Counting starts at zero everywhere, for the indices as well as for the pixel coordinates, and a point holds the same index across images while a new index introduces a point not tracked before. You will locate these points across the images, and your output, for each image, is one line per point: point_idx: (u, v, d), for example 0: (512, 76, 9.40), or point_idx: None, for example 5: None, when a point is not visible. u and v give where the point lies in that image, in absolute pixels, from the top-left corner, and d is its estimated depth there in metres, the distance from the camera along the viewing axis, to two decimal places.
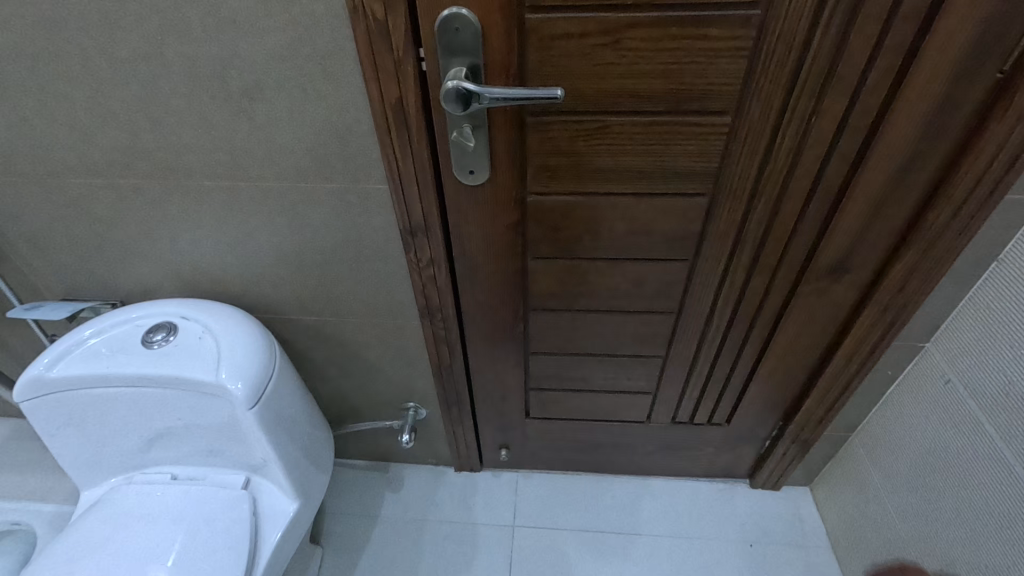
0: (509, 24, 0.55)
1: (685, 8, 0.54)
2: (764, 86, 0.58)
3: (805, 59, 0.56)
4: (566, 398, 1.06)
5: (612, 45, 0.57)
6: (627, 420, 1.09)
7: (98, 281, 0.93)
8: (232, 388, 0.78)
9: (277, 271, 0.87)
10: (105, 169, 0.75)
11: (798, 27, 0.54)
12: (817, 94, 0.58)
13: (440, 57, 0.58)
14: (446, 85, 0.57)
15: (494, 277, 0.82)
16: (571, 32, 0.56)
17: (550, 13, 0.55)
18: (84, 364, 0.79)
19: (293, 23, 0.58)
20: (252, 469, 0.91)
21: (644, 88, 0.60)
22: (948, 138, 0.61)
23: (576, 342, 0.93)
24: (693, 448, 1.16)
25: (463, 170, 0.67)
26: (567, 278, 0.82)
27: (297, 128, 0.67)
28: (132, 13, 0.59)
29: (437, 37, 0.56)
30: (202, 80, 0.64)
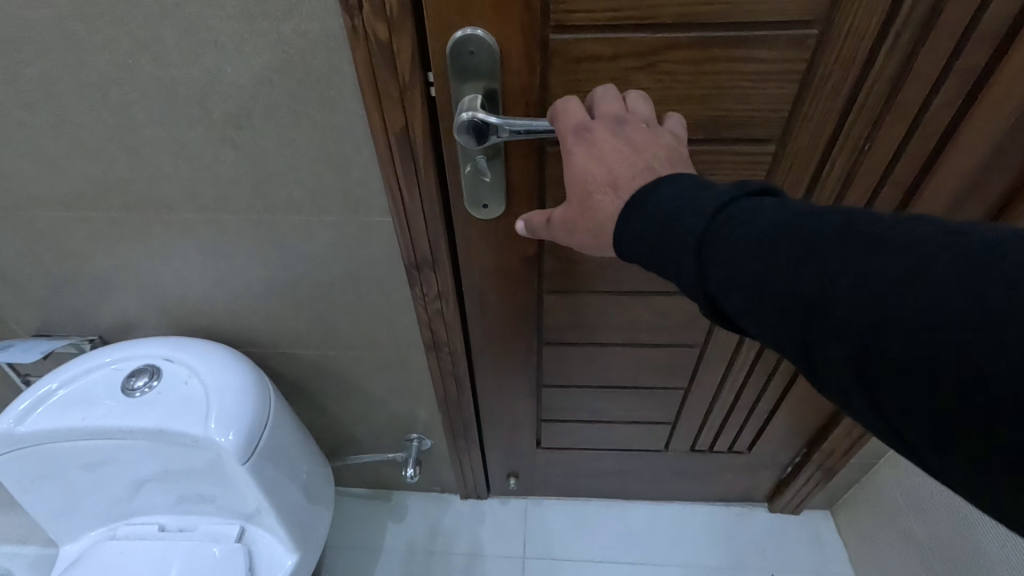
0: (533, 46, 0.49)
1: (733, 27, 0.47)
2: (815, 112, 0.52)
3: (864, 82, 0.50)
4: (581, 428, 1.00)
5: (647, 69, 0.50)
6: (644, 449, 1.04)
7: (73, 316, 0.86)
8: (221, 440, 0.71)
9: (269, 305, 0.80)
10: (75, 202, 0.67)
11: (859, 48, 0.48)
12: (873, 121, 0.52)
13: (452, 83, 0.51)
14: (460, 116, 0.50)
15: (506, 312, 0.76)
16: (602, 55, 0.49)
17: (578, 33, 0.48)
18: (55, 418, 0.71)
19: (283, 44, 0.51)
20: (245, 519, 0.85)
21: (681, 116, 0.53)
22: (1013, 169, 0.55)
23: (593, 374, 0.87)
24: (711, 474, 1.11)
25: (476, 204, 0.61)
26: (586, 311, 0.76)
27: (290, 157, 0.61)
28: (96, 34, 0.51)
29: (450, 61, 0.50)
30: (182, 107, 0.57)
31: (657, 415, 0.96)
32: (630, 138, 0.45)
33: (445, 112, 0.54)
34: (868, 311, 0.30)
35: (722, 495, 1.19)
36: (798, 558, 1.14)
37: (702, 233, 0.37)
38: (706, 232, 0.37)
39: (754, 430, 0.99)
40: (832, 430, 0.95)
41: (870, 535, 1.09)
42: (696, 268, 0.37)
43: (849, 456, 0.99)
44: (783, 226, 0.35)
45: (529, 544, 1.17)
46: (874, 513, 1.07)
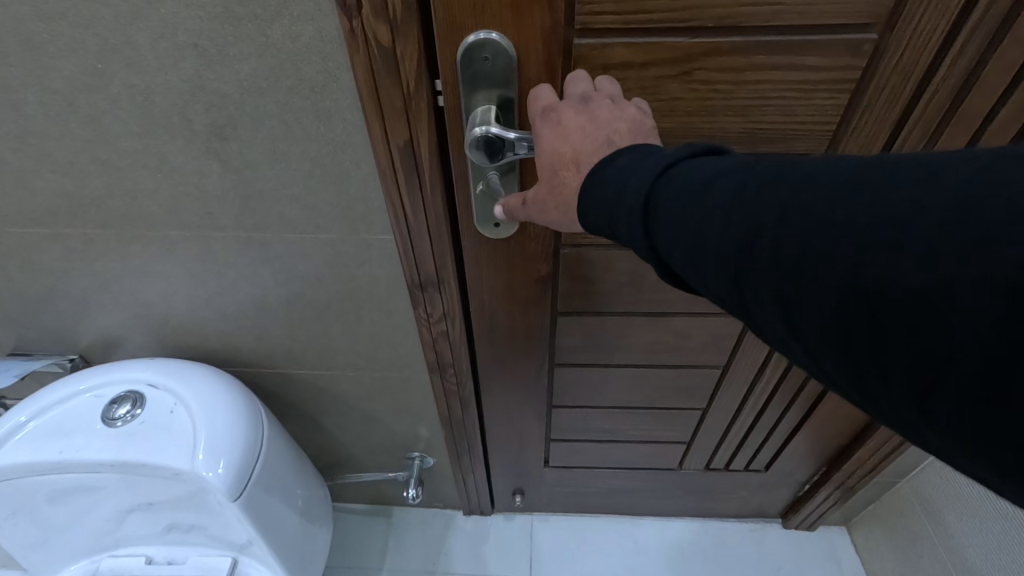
0: (555, 51, 0.43)
1: (781, 31, 0.42)
2: (866, 124, 0.47)
3: (923, 91, 0.45)
4: (592, 447, 0.95)
5: (681, 77, 0.45)
6: (657, 467, 1.00)
7: (50, 335, 0.80)
8: (209, 474, 0.66)
9: (262, 324, 0.75)
10: (48, 219, 0.62)
11: (921, 55, 0.43)
12: (930, 135, 0.47)
13: (462, 93, 0.46)
14: (473, 131, 0.45)
15: (515, 333, 0.71)
16: (631, 61, 0.44)
17: (606, 37, 0.43)
18: (24, 454, 0.66)
19: (272, 48, 0.45)
20: (237, 550, 0.80)
21: (716, 129, 0.48)
22: None
23: (607, 394, 0.82)
24: (725, 491, 1.07)
25: (487, 222, 0.55)
26: (602, 333, 0.71)
27: (283, 171, 0.55)
28: (61, 37, 0.46)
29: (460, 68, 0.44)
30: (161, 118, 0.51)
31: (672, 435, 0.91)
32: (596, 114, 0.41)
33: (455, 124, 0.48)
34: (798, 243, 0.28)
35: (735, 511, 1.15)
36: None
37: (647, 191, 0.35)
38: (651, 190, 0.35)
39: (773, 449, 0.95)
40: (854, 450, 0.91)
41: (889, 554, 1.05)
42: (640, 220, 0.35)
43: (871, 476, 0.95)
44: (719, 175, 0.33)
45: (535, 564, 1.13)
46: (893, 530, 1.03)
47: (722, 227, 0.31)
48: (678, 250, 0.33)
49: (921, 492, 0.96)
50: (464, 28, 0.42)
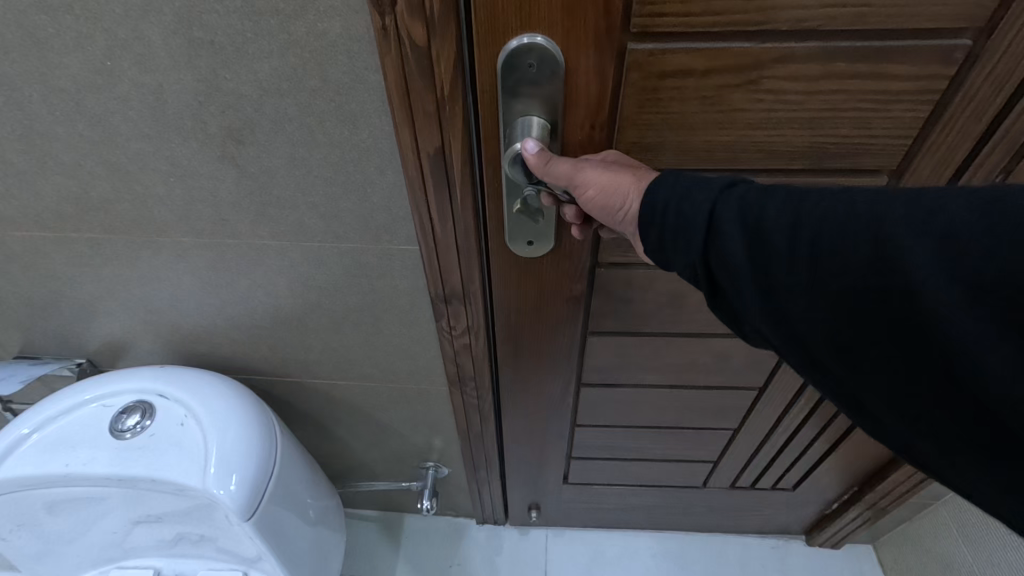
0: (606, 58, 0.40)
1: (860, 37, 0.39)
2: (947, 139, 0.44)
3: (1014, 103, 0.42)
4: (613, 462, 0.91)
5: (745, 87, 0.41)
6: (679, 483, 0.97)
7: (56, 338, 0.77)
8: (220, 492, 0.63)
9: (275, 333, 0.72)
10: (53, 222, 0.58)
11: (1018, 63, 0.40)
12: (1016, 151, 0.44)
13: (501, 100, 0.42)
14: (512, 148, 0.43)
15: (539, 351, 0.67)
16: (692, 68, 0.40)
17: (666, 41, 0.39)
18: (26, 468, 0.63)
19: (295, 46, 0.42)
20: (247, 564, 0.77)
21: (780, 143, 0.45)
22: None
23: (633, 410, 0.79)
24: (748, 507, 1.04)
25: (520, 241, 0.52)
26: (633, 351, 0.68)
27: (303, 178, 0.51)
28: (66, 31, 0.42)
29: (501, 73, 0.41)
30: (174, 120, 0.47)
31: (699, 451, 0.88)
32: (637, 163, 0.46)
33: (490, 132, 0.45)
34: (846, 251, 0.33)
35: (758, 527, 1.11)
36: None
37: (711, 194, 0.36)
38: (714, 195, 0.36)
39: (803, 469, 0.92)
40: (890, 472, 0.87)
41: None
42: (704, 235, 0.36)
43: (905, 499, 0.91)
44: (771, 190, 0.35)
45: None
46: (924, 553, 1.00)
47: (779, 225, 0.34)
48: (734, 247, 0.35)
49: (956, 516, 0.92)
50: (508, 29, 0.39)
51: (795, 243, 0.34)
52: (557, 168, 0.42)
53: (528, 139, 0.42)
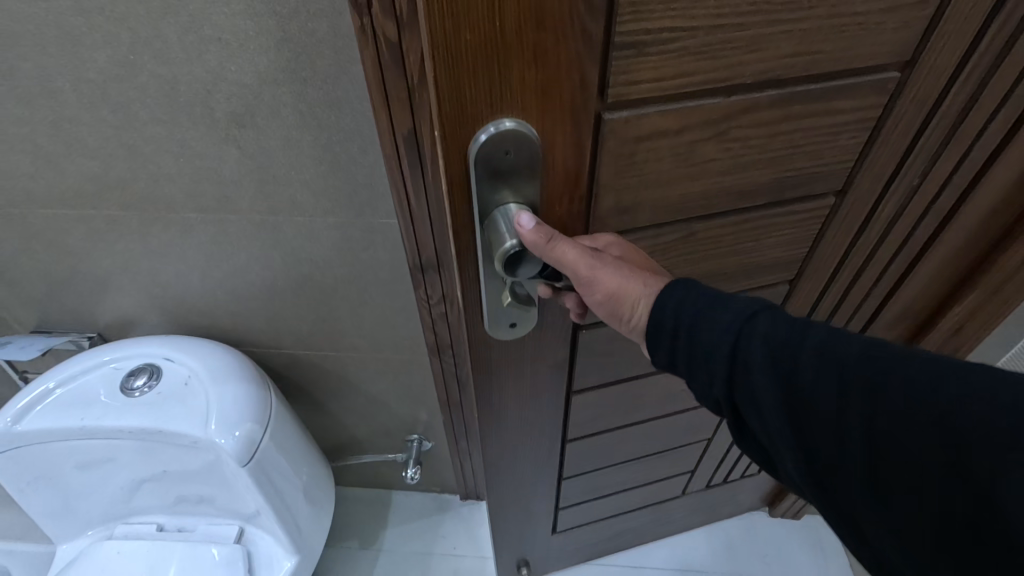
0: (583, 127, 0.40)
1: (814, 80, 0.44)
2: (882, 156, 0.52)
3: (933, 117, 0.50)
4: (596, 497, 0.98)
5: (715, 138, 0.45)
6: (664, 498, 1.08)
7: (71, 314, 0.84)
8: (222, 440, 0.71)
9: (269, 305, 0.79)
10: (76, 200, 0.66)
11: (933, 86, 0.47)
12: (932, 156, 0.54)
13: (474, 188, 0.40)
14: (503, 243, 0.41)
15: (529, 423, 0.70)
16: (665, 129, 0.43)
17: (637, 108, 0.41)
18: (48, 422, 0.70)
19: (288, 42, 0.50)
20: (244, 519, 0.84)
21: (746, 181, 0.50)
22: None
23: (619, 445, 0.87)
24: (718, 488, 1.10)
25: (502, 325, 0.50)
26: (621, 395, 0.76)
27: (296, 159, 0.59)
28: (98, 30, 0.50)
29: (472, 162, 0.38)
30: (184, 106, 0.55)
31: (675, 454, 0.95)
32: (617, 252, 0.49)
33: (461, 221, 0.42)
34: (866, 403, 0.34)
35: (726, 506, 1.18)
36: (800, 562, 1.20)
37: (736, 323, 0.40)
38: (740, 323, 0.40)
39: None
40: None
41: None
42: (729, 361, 0.40)
43: None
44: (803, 331, 0.38)
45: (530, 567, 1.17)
46: None
47: (809, 371, 0.37)
48: (759, 382, 0.39)
49: None
50: (479, 115, 0.37)
51: (824, 395, 0.36)
52: (560, 249, 0.42)
53: (523, 213, 0.41)
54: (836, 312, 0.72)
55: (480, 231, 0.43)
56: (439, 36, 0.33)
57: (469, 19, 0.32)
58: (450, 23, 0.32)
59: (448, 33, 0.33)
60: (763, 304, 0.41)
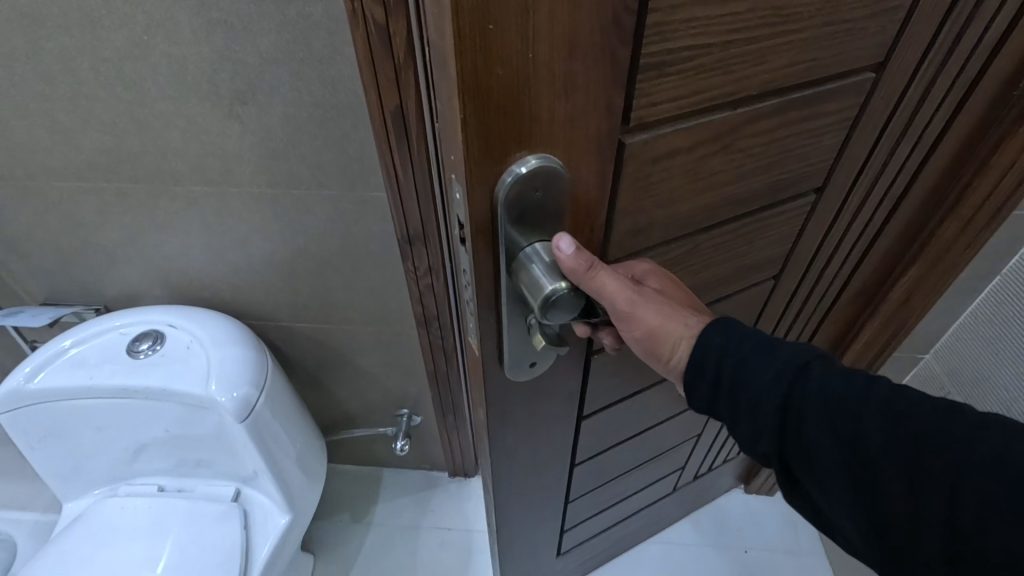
0: (607, 156, 0.37)
1: (807, 86, 0.44)
2: (855, 151, 0.54)
3: (896, 111, 0.53)
4: (599, 511, 0.99)
5: (725, 152, 0.44)
6: (658, 498, 1.12)
7: (79, 287, 0.89)
8: (223, 398, 0.76)
9: (267, 277, 0.85)
10: (88, 173, 0.71)
11: (897, 82, 0.50)
12: (891, 147, 0.56)
13: (501, 231, 0.36)
14: (540, 289, 0.38)
15: (540, 454, 0.68)
16: (680, 148, 0.41)
17: (656, 128, 0.38)
18: (61, 380, 0.76)
19: (287, 25, 0.56)
20: (241, 480, 0.89)
21: (745, 188, 0.49)
22: (987, 167, 0.62)
23: (624, 458, 0.88)
24: (702, 474, 1.15)
25: (521, 364, 0.47)
26: (631, 410, 0.76)
27: (293, 133, 0.65)
28: (116, 13, 0.56)
29: (501, 206, 0.35)
30: (192, 83, 0.61)
31: (668, 456, 0.98)
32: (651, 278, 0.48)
33: (483, 267, 0.39)
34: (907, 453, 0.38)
35: (708, 489, 1.22)
36: (774, 537, 1.26)
37: (786, 372, 0.43)
38: (791, 371, 0.43)
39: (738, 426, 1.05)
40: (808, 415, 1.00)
41: None
42: (779, 406, 0.43)
43: None
44: (851, 383, 0.41)
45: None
46: None
47: (855, 419, 0.40)
48: (815, 438, 0.42)
49: None
50: (507, 154, 0.33)
51: (881, 452, 0.39)
52: (605, 282, 0.40)
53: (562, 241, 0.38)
54: (808, 297, 0.75)
55: (505, 276, 0.40)
56: (471, 75, 0.29)
57: (502, 55, 0.29)
58: (483, 60, 0.29)
59: (480, 71, 0.29)
60: (814, 354, 0.44)
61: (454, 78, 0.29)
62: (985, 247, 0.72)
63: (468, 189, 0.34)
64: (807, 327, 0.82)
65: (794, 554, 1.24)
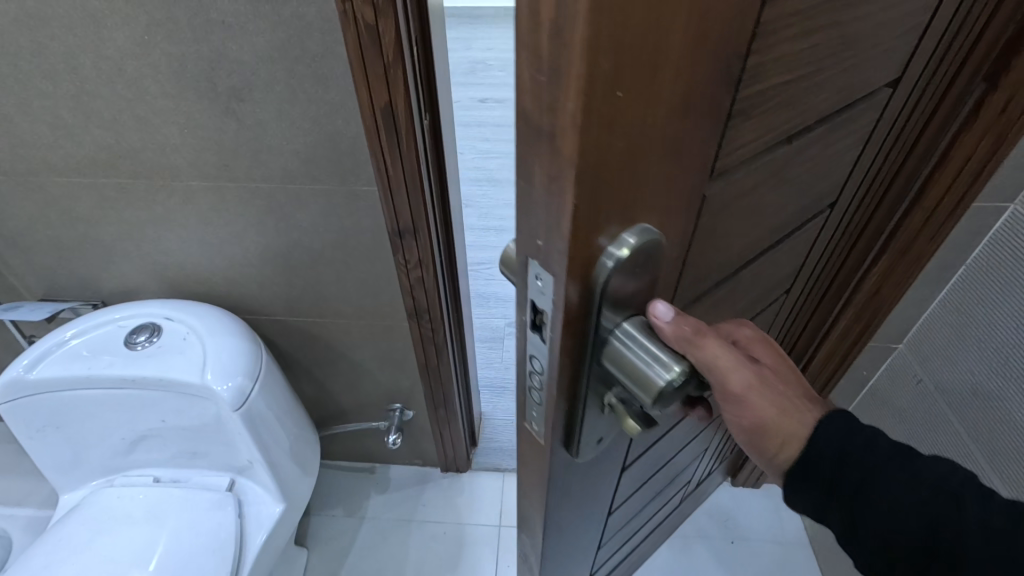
0: (686, 208, 0.36)
1: (838, 111, 0.44)
2: (858, 162, 0.55)
3: (891, 121, 0.54)
4: (623, 542, 0.95)
5: (769, 185, 0.43)
6: (668, 515, 1.11)
7: (78, 283, 0.91)
8: (219, 388, 0.78)
9: (262, 271, 0.87)
10: (88, 168, 0.74)
11: (897, 94, 0.51)
12: (881, 154, 0.58)
13: (595, 313, 0.34)
14: (650, 381, 0.34)
15: (588, 508, 0.62)
16: (738, 186, 0.39)
17: (725, 171, 0.37)
18: (59, 370, 0.78)
19: (282, 25, 0.59)
20: (236, 471, 0.91)
21: (779, 217, 0.49)
22: (952, 167, 0.66)
23: (651, 489, 0.85)
24: (704, 480, 1.15)
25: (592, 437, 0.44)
26: (663, 446, 0.73)
27: (287, 130, 0.68)
28: (119, 13, 0.58)
29: (598, 287, 0.32)
30: (190, 81, 0.64)
31: (682, 474, 0.97)
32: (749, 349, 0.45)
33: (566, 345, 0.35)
34: None
35: (705, 492, 1.22)
36: (760, 529, 1.29)
37: (929, 493, 0.40)
38: (934, 492, 0.40)
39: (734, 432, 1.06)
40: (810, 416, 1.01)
41: None
42: (925, 534, 0.39)
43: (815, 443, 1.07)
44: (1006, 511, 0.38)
45: (504, 535, 1.22)
46: None
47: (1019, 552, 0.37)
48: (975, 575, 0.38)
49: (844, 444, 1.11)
50: (611, 226, 0.31)
51: None
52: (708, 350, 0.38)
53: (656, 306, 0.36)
54: (800, 301, 0.77)
55: (594, 358, 0.37)
56: (589, 151, 0.26)
57: (621, 126, 0.26)
58: (603, 134, 0.26)
59: (597, 150, 0.26)
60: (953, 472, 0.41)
61: (568, 162, 0.26)
62: (948, 238, 0.75)
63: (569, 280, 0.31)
64: (795, 326, 0.84)
65: (779, 544, 1.26)
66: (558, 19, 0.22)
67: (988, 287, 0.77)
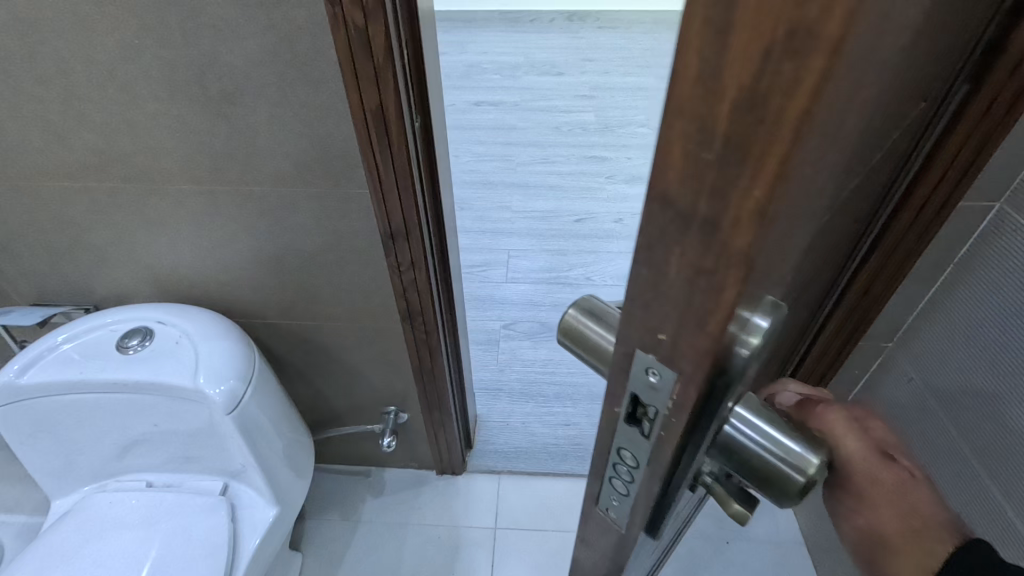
0: (801, 265, 0.29)
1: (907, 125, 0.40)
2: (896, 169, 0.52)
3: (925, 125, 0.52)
4: None
5: (852, 210, 0.38)
6: None
7: (69, 287, 0.91)
8: (212, 391, 0.78)
9: (255, 274, 0.87)
10: (79, 172, 0.74)
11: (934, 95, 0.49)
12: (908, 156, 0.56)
13: (721, 410, 0.27)
14: (789, 476, 0.31)
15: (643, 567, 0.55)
16: (837, 216, 0.33)
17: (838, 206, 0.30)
18: (51, 375, 0.77)
19: (272, 28, 0.59)
20: (230, 475, 0.91)
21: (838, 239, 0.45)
22: (946, 165, 0.66)
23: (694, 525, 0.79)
24: None
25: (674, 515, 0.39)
26: None
27: (279, 133, 0.68)
28: (109, 17, 0.59)
29: (732, 385, 0.25)
30: (180, 84, 0.64)
31: None
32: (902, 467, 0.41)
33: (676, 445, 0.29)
34: None
35: None
36: (754, 529, 1.29)
37: None
38: None
39: None
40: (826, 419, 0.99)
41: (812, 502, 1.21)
42: None
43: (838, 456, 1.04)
44: None
45: (500, 537, 1.22)
46: None
47: None
48: None
49: None
50: (757, 314, 0.23)
51: None
52: (831, 420, 0.40)
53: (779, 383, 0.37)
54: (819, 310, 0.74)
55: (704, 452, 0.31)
56: (762, 244, 0.19)
57: (800, 201, 0.19)
58: (783, 216, 0.19)
59: (770, 239, 0.19)
60: None
61: (739, 269, 0.19)
62: (936, 236, 0.76)
63: (696, 395, 0.25)
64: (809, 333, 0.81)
65: (773, 544, 1.27)
66: (761, 89, 0.15)
67: (974, 286, 0.78)
